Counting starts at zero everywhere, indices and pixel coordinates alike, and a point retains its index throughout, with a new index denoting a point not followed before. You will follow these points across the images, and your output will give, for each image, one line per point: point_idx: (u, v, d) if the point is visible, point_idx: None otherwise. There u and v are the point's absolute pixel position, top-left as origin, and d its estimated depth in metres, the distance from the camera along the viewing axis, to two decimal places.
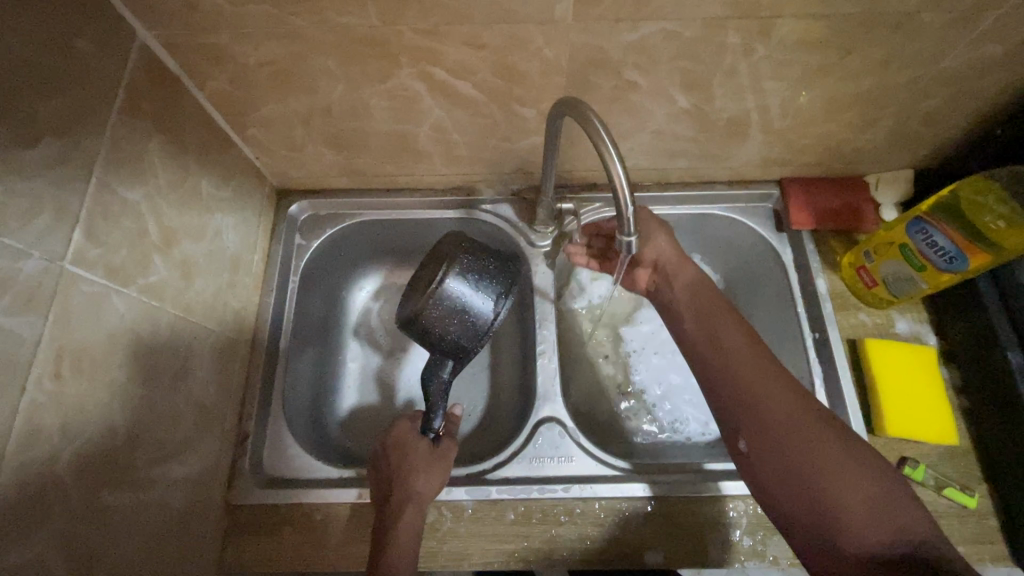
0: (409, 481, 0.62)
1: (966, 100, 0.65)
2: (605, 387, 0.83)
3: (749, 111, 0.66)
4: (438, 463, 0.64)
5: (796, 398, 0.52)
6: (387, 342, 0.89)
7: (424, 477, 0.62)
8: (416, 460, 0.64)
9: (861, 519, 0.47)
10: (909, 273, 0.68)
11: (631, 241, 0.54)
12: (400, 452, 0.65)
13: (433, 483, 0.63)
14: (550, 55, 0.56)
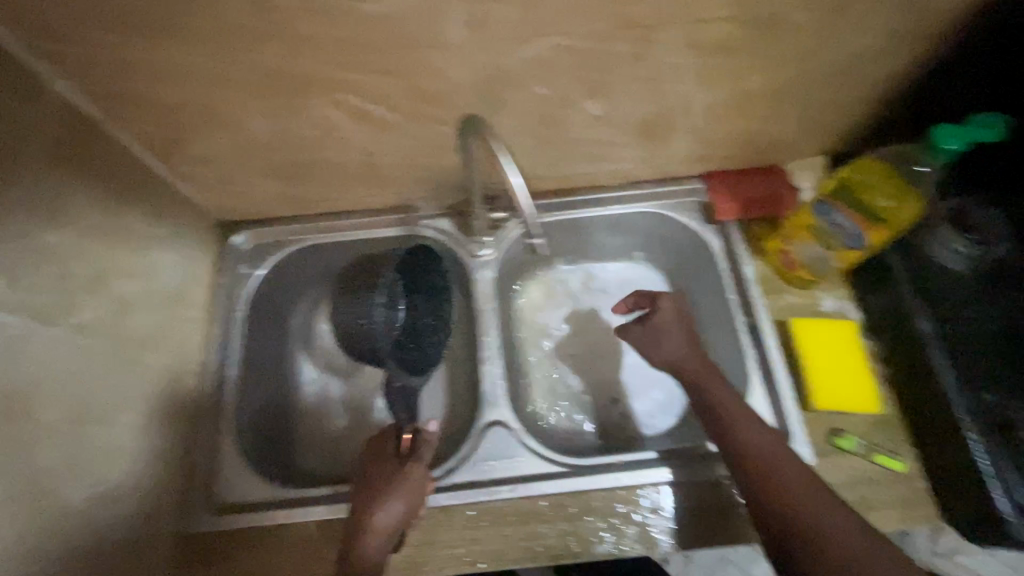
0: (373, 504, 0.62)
1: (856, 87, 0.69)
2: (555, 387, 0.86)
3: (656, 113, 0.70)
4: (407, 482, 0.63)
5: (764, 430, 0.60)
6: (344, 364, 0.90)
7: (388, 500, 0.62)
8: (378, 485, 0.63)
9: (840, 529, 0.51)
10: (823, 253, 0.71)
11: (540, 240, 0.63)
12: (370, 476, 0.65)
13: (395, 509, 0.61)
14: (455, 75, 0.60)
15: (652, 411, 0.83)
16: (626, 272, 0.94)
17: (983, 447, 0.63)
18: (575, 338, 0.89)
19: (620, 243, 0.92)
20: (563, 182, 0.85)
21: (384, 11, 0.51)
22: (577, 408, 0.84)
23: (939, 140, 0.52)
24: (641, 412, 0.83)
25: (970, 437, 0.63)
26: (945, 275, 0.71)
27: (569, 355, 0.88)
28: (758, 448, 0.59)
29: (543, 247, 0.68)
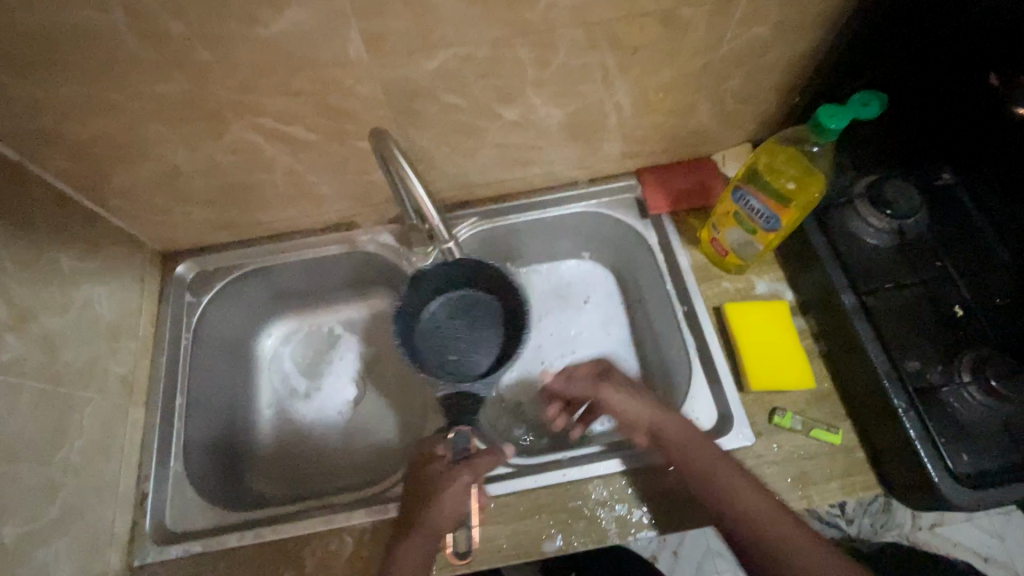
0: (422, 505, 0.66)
1: (762, 75, 0.72)
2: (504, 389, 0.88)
3: (572, 114, 0.72)
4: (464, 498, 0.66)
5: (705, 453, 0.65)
6: (301, 383, 0.96)
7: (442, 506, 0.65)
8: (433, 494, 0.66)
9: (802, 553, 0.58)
10: (748, 237, 0.73)
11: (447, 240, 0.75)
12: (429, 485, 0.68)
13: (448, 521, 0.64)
14: (365, 92, 0.61)
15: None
16: (573, 270, 0.96)
17: (915, 415, 0.63)
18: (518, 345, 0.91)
19: (563, 243, 0.94)
20: (499, 188, 0.87)
21: (277, 34, 0.53)
22: (523, 411, 0.86)
23: (823, 120, 0.55)
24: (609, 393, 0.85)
25: (901, 408, 0.64)
26: (862, 253, 0.74)
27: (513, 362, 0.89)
28: (757, 517, 0.60)
29: (454, 253, 0.78)
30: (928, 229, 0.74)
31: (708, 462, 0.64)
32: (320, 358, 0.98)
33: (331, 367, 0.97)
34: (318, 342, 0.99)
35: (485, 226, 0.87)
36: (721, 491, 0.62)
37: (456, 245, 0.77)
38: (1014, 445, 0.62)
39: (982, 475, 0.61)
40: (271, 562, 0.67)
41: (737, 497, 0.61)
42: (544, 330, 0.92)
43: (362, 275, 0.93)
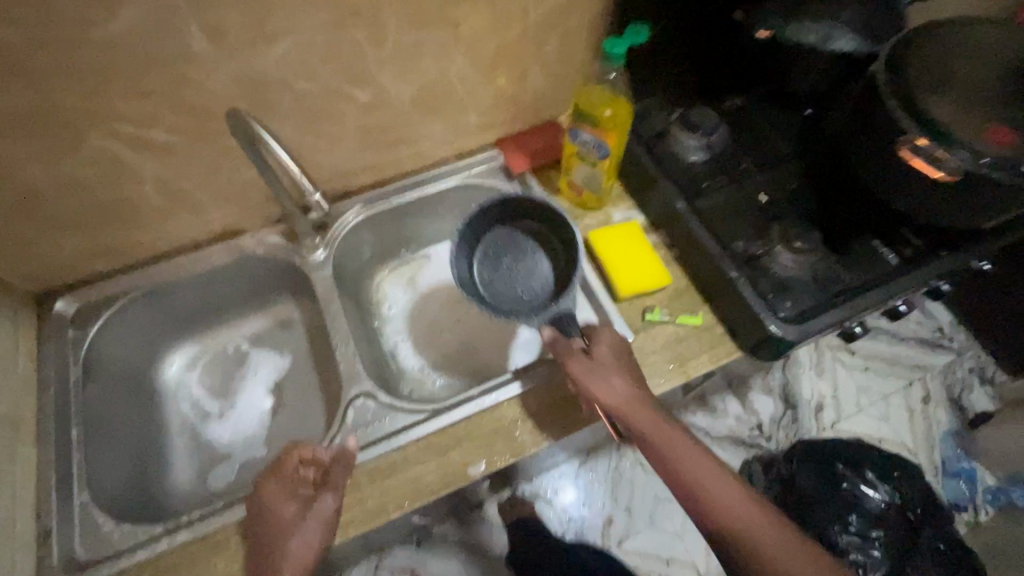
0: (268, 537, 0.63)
1: (574, 37, 0.85)
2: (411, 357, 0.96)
3: (420, 90, 0.81)
4: (309, 519, 0.63)
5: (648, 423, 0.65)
6: (213, 405, 0.95)
7: (298, 538, 0.62)
8: (282, 525, 0.63)
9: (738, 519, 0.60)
10: (592, 170, 0.86)
11: (320, 200, 0.76)
12: (267, 520, 0.64)
13: (308, 547, 0.62)
14: (217, 86, 0.66)
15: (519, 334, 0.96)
16: None
17: (745, 280, 0.77)
18: (410, 321, 1.00)
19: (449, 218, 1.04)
20: (375, 174, 0.93)
21: (116, 34, 0.57)
22: (429, 376, 0.94)
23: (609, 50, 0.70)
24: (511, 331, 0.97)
25: (734, 276, 0.77)
26: (685, 169, 0.87)
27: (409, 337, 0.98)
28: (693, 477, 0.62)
29: (324, 206, 0.77)
30: (730, 141, 0.90)
31: (636, 418, 0.66)
32: (229, 376, 0.98)
33: (244, 383, 0.97)
34: (226, 361, 0.98)
35: (368, 211, 0.93)
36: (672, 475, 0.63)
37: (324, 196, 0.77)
38: (820, 286, 0.77)
39: (801, 313, 0.75)
40: (201, 558, 0.67)
41: (665, 452, 0.64)
42: (438, 306, 1.01)
43: (260, 283, 0.95)
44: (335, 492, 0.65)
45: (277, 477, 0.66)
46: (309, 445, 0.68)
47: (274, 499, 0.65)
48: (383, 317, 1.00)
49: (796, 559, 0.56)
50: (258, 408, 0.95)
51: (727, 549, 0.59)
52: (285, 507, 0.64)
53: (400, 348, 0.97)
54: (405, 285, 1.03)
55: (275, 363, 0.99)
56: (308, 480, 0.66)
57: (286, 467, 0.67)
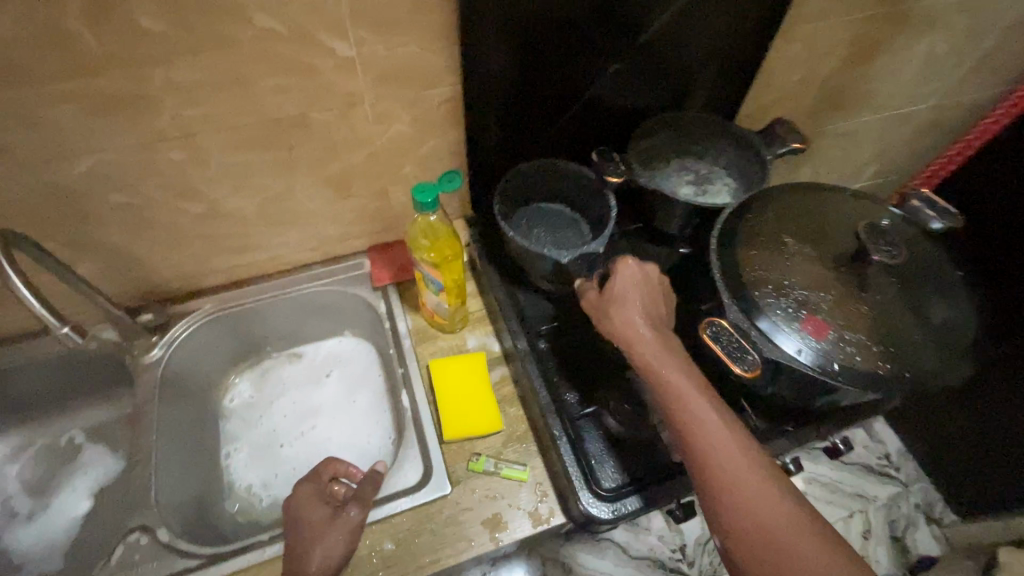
0: (298, 538, 0.64)
1: (433, 163, 0.84)
2: (242, 470, 0.91)
3: (261, 203, 0.79)
4: (336, 524, 0.65)
5: (656, 353, 0.60)
6: (25, 504, 0.89)
7: (321, 545, 0.63)
8: (312, 529, 0.65)
9: (733, 467, 0.54)
10: (439, 299, 0.83)
11: (69, 332, 0.64)
12: (296, 523, 0.65)
13: (332, 551, 0.64)
14: (14, 197, 0.65)
15: (364, 451, 0.93)
16: (337, 346, 1.05)
17: (569, 441, 0.71)
18: (250, 427, 0.96)
19: (316, 319, 1.02)
20: (230, 275, 0.91)
21: None
22: (256, 495, 0.88)
23: (417, 200, 0.67)
24: (353, 447, 0.93)
25: (559, 435, 0.72)
26: (537, 305, 0.85)
27: (243, 448, 0.93)
28: (699, 423, 0.56)
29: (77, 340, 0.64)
30: None
31: (652, 349, 0.61)
32: (52, 472, 0.92)
33: (65, 480, 0.91)
34: (53, 454, 0.93)
35: (217, 312, 0.90)
36: (686, 405, 0.57)
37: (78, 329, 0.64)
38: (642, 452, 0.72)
39: (620, 484, 0.70)
40: None
41: (681, 396, 0.57)
42: (283, 413, 0.97)
43: (98, 375, 0.92)
44: (363, 504, 0.67)
45: (309, 485, 0.69)
46: (341, 462, 0.72)
47: (306, 504, 0.67)
48: (228, 417, 0.96)
49: (765, 492, 0.53)
50: (71, 512, 0.88)
51: (705, 479, 0.54)
52: (314, 512, 0.66)
53: (232, 458, 0.92)
54: (258, 384, 1.00)
55: (104, 461, 0.93)
56: (336, 496, 0.70)
57: (319, 476, 0.71)
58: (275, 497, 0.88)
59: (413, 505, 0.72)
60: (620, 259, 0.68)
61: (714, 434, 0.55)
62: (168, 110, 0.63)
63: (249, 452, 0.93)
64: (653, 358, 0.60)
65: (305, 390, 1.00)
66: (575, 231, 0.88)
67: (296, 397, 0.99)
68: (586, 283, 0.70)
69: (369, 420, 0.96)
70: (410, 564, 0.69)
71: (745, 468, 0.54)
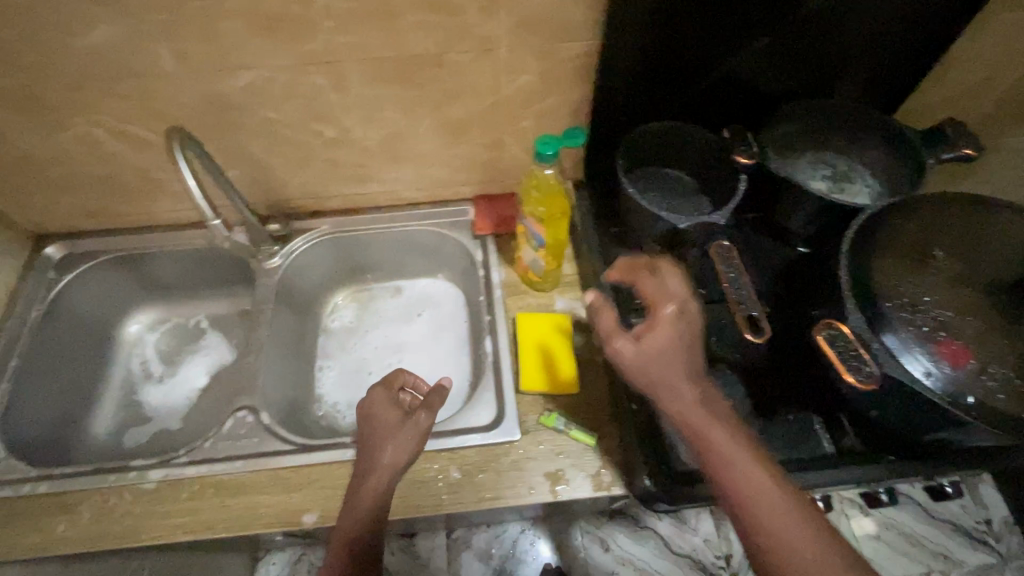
0: (374, 434, 0.68)
1: (553, 118, 0.83)
2: (334, 383, 1.00)
3: (386, 137, 0.83)
4: (407, 427, 0.67)
5: (702, 426, 0.54)
6: (159, 369, 1.03)
7: (393, 442, 0.66)
8: (384, 427, 0.68)
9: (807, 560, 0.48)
10: (535, 256, 0.84)
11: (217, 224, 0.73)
12: (371, 419, 0.69)
13: (400, 454, 0.66)
14: (186, 100, 0.73)
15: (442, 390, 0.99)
16: (428, 289, 1.11)
17: None
18: (345, 346, 1.05)
19: (415, 258, 1.07)
20: (347, 202, 0.97)
21: (94, 42, 0.65)
22: (340, 412, 0.97)
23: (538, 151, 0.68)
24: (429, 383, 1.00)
25: None
26: None
27: (333, 367, 1.02)
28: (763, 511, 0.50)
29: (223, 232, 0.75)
30: None
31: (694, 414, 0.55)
32: (181, 347, 1.06)
33: (190, 357, 1.05)
34: (183, 333, 1.07)
35: (332, 233, 0.98)
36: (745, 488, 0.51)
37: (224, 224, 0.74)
38: (726, 450, 0.69)
39: None
40: (48, 516, 0.71)
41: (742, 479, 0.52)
42: (372, 345, 1.05)
43: (226, 272, 1.03)
44: (433, 412, 0.69)
45: (386, 387, 0.73)
46: (410, 375, 0.74)
47: (380, 406, 0.70)
48: (326, 334, 1.06)
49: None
50: (192, 384, 1.02)
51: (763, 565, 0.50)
52: (386, 414, 0.69)
53: (324, 372, 1.02)
54: (356, 310, 1.09)
55: (221, 347, 1.06)
56: (406, 403, 0.73)
57: (396, 378, 0.74)
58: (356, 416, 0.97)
59: (483, 442, 0.76)
60: (666, 274, 0.60)
61: (775, 525, 0.49)
62: (323, 34, 0.67)
63: (342, 370, 1.02)
64: (702, 431, 0.54)
65: (397, 324, 1.08)
66: (691, 201, 0.82)
67: (388, 328, 1.07)
68: (602, 302, 0.61)
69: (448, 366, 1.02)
70: (471, 495, 0.72)
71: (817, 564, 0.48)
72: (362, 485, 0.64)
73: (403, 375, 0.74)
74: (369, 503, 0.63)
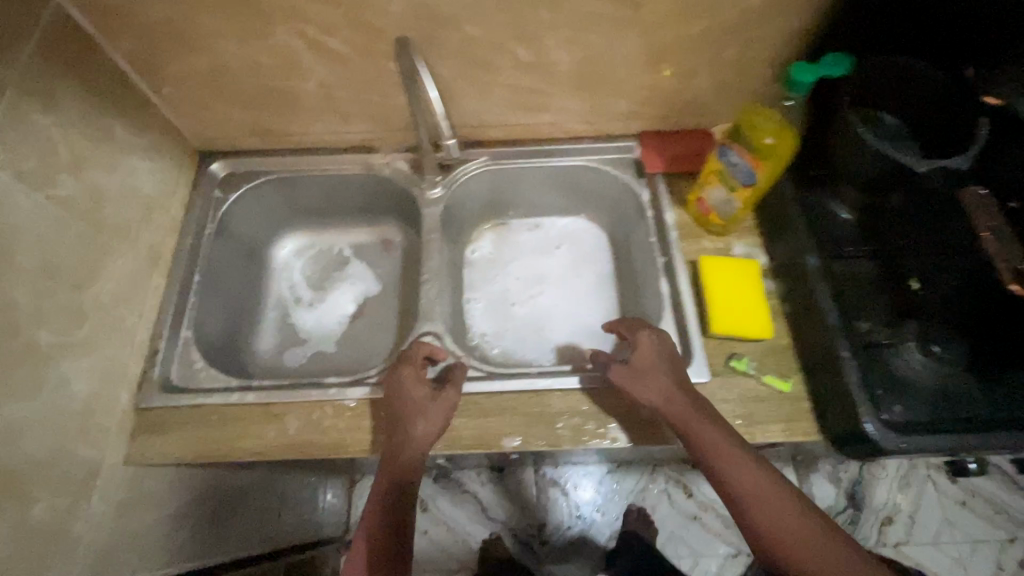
0: (400, 412, 0.72)
1: (760, 48, 0.78)
2: (480, 315, 0.99)
3: (581, 62, 0.79)
4: (437, 402, 0.72)
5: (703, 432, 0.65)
6: (308, 294, 1.04)
7: (424, 421, 0.70)
8: (416, 406, 0.72)
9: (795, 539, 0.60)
10: (726, 196, 0.80)
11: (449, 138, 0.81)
12: (400, 397, 0.73)
13: (434, 426, 0.70)
14: (396, 10, 0.69)
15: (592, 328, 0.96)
16: (571, 227, 1.06)
17: (856, 366, 0.69)
18: (487, 280, 1.03)
19: (565, 195, 1.03)
20: (510, 132, 0.94)
21: None
22: (489, 344, 0.96)
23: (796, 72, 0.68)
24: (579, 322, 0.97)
25: (845, 356, 0.70)
26: (834, 224, 0.79)
27: (479, 299, 1.00)
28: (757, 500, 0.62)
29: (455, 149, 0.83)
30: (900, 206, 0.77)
31: (682, 411, 0.67)
32: (327, 274, 1.06)
33: (337, 284, 1.05)
34: (328, 261, 1.06)
35: (494, 165, 0.95)
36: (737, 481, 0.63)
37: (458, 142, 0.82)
38: (942, 404, 0.67)
39: (913, 425, 0.66)
40: (258, 425, 0.74)
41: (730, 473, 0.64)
42: (514, 278, 1.03)
43: (378, 200, 1.01)
44: (458, 387, 0.74)
45: (411, 362, 0.76)
46: (429, 345, 0.79)
47: (409, 381, 0.74)
48: (469, 266, 1.04)
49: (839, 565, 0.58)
50: (341, 311, 1.03)
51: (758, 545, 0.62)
52: (416, 391, 0.73)
53: (472, 305, 1.00)
54: (496, 244, 1.06)
55: (366, 276, 1.06)
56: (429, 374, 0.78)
57: (416, 355, 0.77)
58: (505, 348, 0.96)
59: None
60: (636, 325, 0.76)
61: (765, 512, 0.62)
62: None
63: (486, 303, 1.00)
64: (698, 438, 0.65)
65: (538, 259, 1.04)
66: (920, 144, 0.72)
67: (529, 263, 1.04)
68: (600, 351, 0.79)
69: (593, 303, 0.99)
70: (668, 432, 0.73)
71: (810, 543, 0.60)
72: (398, 460, 0.69)
73: (417, 350, 0.77)
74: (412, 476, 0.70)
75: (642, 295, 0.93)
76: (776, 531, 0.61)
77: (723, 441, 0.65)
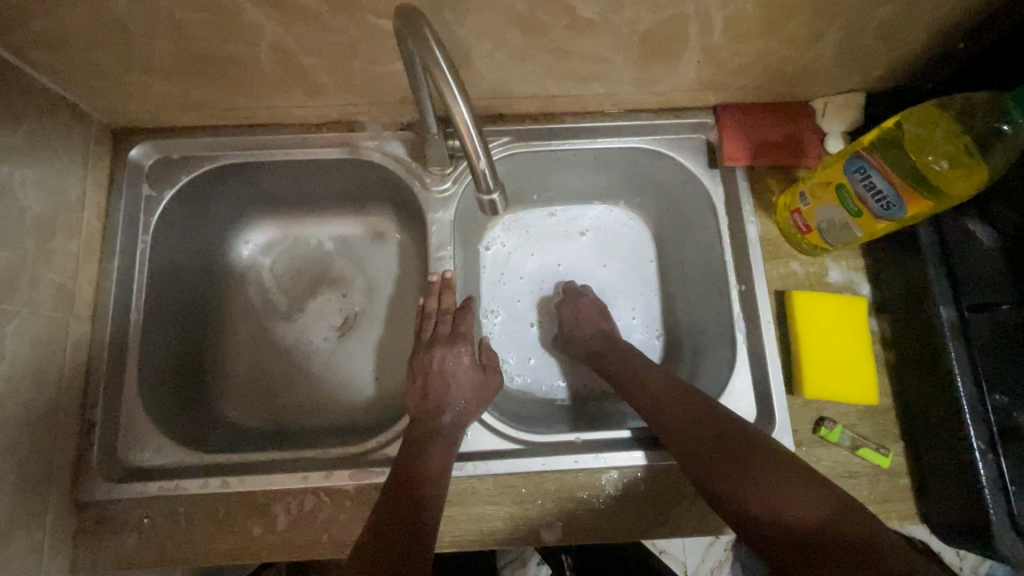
0: (417, 457, 0.58)
1: (927, 6, 0.53)
2: (502, 333, 0.79)
3: (661, 23, 0.54)
4: (450, 422, 0.61)
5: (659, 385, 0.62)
6: (284, 300, 0.80)
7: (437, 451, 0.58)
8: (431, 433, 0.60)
9: (771, 499, 0.49)
10: (843, 219, 0.59)
11: (493, 199, 0.52)
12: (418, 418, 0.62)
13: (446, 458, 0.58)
14: None
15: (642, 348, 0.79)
16: (608, 216, 0.83)
17: (991, 459, 0.55)
18: (507, 282, 0.81)
19: (605, 181, 0.79)
20: (544, 104, 0.69)
21: None
22: (514, 369, 0.77)
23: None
24: (633, 341, 0.79)
25: (975, 444, 0.55)
26: (975, 259, 0.60)
27: (501, 312, 0.80)
28: (716, 451, 0.54)
29: (496, 207, 0.53)
30: None
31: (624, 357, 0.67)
32: (305, 274, 0.81)
33: (321, 287, 0.81)
34: (307, 257, 0.81)
35: (520, 149, 0.71)
36: (692, 428, 0.56)
37: (504, 196, 0.52)
38: None
39: None
40: (237, 517, 0.59)
41: (688, 415, 0.57)
42: (539, 284, 0.82)
43: (367, 186, 0.77)
44: (467, 405, 0.63)
45: (428, 402, 0.62)
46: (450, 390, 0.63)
47: (438, 419, 0.61)
48: (485, 267, 0.81)
49: (796, 485, 0.49)
50: (328, 320, 0.79)
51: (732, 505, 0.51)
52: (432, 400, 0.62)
53: (489, 320, 0.79)
54: (514, 238, 0.83)
55: (354, 275, 0.81)
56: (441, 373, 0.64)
57: (438, 386, 0.63)
58: (534, 376, 0.78)
59: None
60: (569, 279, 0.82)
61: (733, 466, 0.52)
62: None
63: (509, 316, 0.80)
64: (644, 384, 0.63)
65: (572, 256, 0.82)
66: None
67: (562, 261, 0.82)
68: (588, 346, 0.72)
69: (641, 317, 0.80)
70: None
71: (756, 469, 0.51)
72: (410, 486, 0.55)
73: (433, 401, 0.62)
74: (433, 495, 0.55)
75: (700, 318, 0.75)
76: (723, 465, 0.52)
77: (668, 388, 0.61)
